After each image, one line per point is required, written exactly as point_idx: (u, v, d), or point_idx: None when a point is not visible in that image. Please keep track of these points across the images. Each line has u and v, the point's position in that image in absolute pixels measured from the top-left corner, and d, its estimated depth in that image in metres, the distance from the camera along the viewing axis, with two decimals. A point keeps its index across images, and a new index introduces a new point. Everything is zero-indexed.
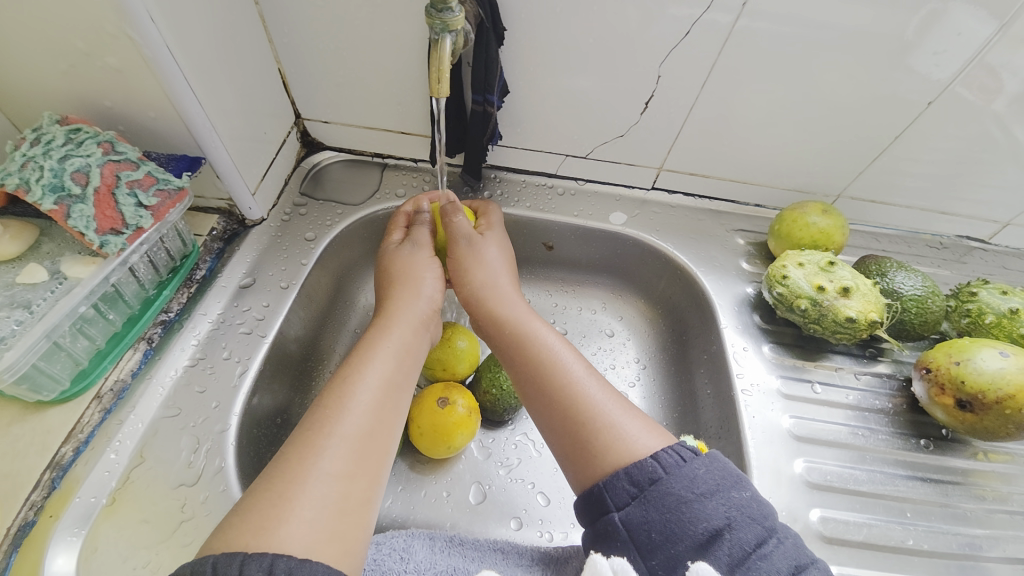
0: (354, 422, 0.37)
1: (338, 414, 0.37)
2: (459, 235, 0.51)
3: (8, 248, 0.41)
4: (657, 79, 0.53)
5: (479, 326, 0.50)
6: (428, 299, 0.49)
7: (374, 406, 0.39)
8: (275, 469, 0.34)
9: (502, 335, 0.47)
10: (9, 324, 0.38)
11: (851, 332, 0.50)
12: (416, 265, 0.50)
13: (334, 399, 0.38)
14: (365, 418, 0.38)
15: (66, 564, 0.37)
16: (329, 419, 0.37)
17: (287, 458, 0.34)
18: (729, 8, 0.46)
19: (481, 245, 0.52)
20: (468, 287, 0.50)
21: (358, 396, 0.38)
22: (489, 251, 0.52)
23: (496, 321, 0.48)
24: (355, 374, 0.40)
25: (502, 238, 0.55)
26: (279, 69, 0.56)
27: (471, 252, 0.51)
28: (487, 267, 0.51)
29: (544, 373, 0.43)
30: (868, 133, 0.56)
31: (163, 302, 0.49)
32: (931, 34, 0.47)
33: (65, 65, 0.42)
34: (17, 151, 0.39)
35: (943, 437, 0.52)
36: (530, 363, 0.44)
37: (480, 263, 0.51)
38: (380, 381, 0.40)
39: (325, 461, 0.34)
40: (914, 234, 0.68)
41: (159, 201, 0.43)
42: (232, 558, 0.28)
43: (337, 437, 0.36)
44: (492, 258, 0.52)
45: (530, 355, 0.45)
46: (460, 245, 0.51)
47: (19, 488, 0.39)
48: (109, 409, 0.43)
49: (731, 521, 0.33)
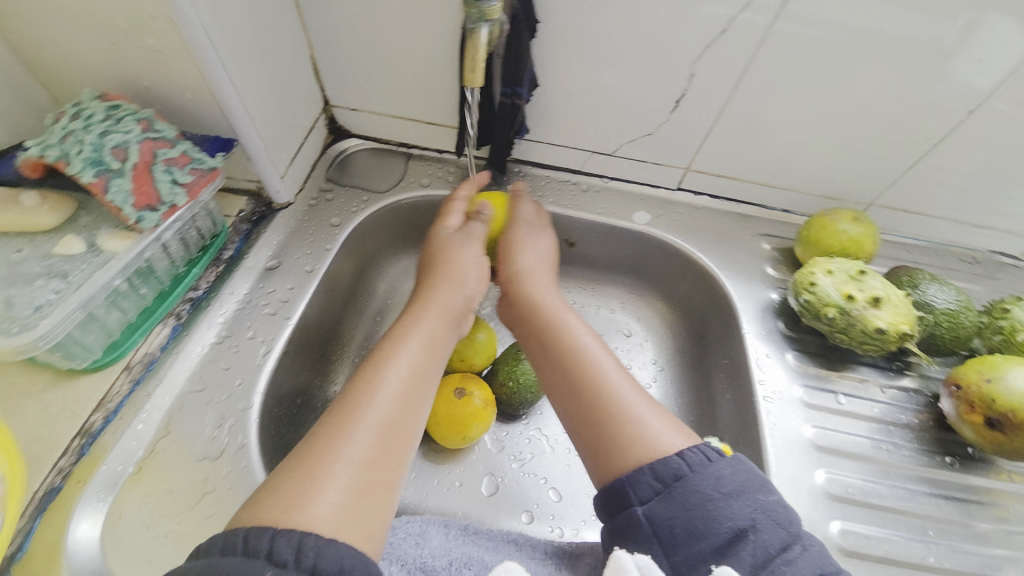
0: (382, 409, 0.37)
1: (371, 398, 0.38)
2: (521, 219, 0.56)
3: (46, 219, 0.41)
4: (690, 78, 0.52)
5: (514, 316, 0.51)
6: (468, 295, 0.49)
7: (402, 393, 0.39)
8: (308, 446, 0.35)
9: (535, 327, 0.48)
10: (46, 292, 0.39)
11: (879, 344, 0.49)
12: (461, 240, 0.52)
13: (368, 382, 0.39)
14: (392, 405, 0.38)
15: (90, 529, 0.38)
16: (360, 404, 0.37)
17: (318, 440, 0.35)
18: (767, 8, 0.46)
19: (536, 233, 0.55)
20: (513, 269, 0.52)
21: (390, 381, 0.39)
22: (538, 242, 0.55)
23: (532, 311, 0.49)
24: (386, 360, 0.41)
25: (551, 233, 0.57)
26: (311, 55, 0.56)
27: (529, 235, 0.55)
28: (536, 255, 0.54)
29: (575, 363, 0.44)
30: (905, 141, 0.54)
31: (192, 280, 0.50)
32: (971, 42, 0.45)
33: (106, 43, 0.42)
34: (58, 125, 0.40)
35: (968, 456, 0.50)
36: (560, 355, 0.45)
37: (528, 251, 0.53)
38: (409, 370, 0.41)
39: (354, 445, 0.35)
40: (948, 247, 0.65)
41: (193, 179, 0.44)
42: (262, 532, 0.30)
43: (367, 422, 0.36)
44: (541, 250, 0.54)
45: (562, 347, 0.45)
46: (519, 228, 0.55)
47: (49, 452, 0.40)
48: (138, 380, 0.45)
49: (756, 522, 0.33)
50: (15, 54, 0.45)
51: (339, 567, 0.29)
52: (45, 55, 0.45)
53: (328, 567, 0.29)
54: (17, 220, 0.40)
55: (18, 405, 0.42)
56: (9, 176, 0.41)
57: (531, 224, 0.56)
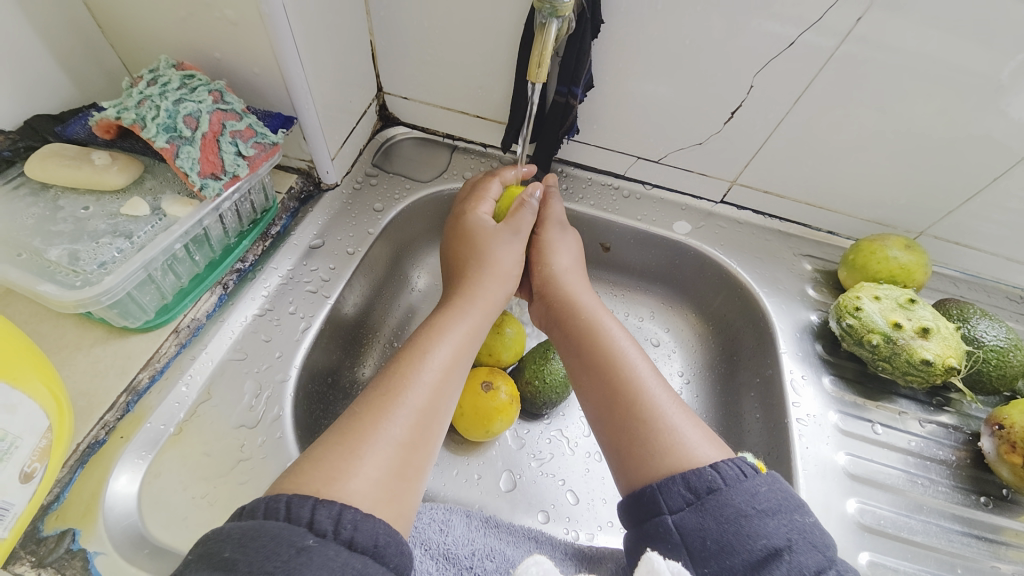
0: (422, 394, 0.38)
1: (412, 383, 0.38)
2: (552, 218, 0.55)
3: (115, 178, 0.43)
4: (748, 91, 0.52)
5: (549, 312, 0.51)
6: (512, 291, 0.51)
7: (440, 380, 0.39)
8: (347, 422, 0.35)
9: (572, 321, 0.48)
10: (111, 250, 0.40)
11: (924, 376, 0.49)
12: (502, 226, 0.52)
13: (409, 366, 0.39)
14: (430, 392, 0.38)
15: (129, 484, 0.40)
16: (402, 387, 0.37)
17: (359, 417, 0.35)
18: (834, 32, 0.45)
19: (566, 238, 0.55)
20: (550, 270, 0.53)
21: (431, 368, 0.39)
22: (570, 243, 0.55)
23: (568, 310, 0.49)
24: (428, 347, 0.41)
25: (581, 240, 0.57)
26: (371, 40, 0.57)
27: (560, 236, 0.55)
28: (570, 254, 0.54)
29: (613, 363, 0.44)
30: (964, 174, 0.53)
31: (241, 252, 0.51)
32: None
33: (184, 13, 0.43)
34: (135, 89, 0.42)
35: (1002, 497, 0.49)
36: (594, 354, 0.45)
37: (567, 249, 0.54)
38: (449, 357, 0.41)
39: (394, 426, 0.35)
40: (994, 283, 0.63)
41: (255, 153, 0.45)
42: (305, 500, 0.30)
43: (407, 406, 0.36)
44: (574, 250, 0.55)
45: (598, 347, 0.45)
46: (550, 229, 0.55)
47: (95, 406, 0.41)
48: (184, 343, 0.46)
49: (792, 543, 0.32)
50: (92, 18, 0.46)
51: (374, 543, 0.29)
52: (123, 21, 0.46)
53: (364, 541, 0.29)
54: (86, 177, 0.42)
55: (69, 356, 0.43)
56: (83, 135, 0.44)
57: (566, 222, 0.57)
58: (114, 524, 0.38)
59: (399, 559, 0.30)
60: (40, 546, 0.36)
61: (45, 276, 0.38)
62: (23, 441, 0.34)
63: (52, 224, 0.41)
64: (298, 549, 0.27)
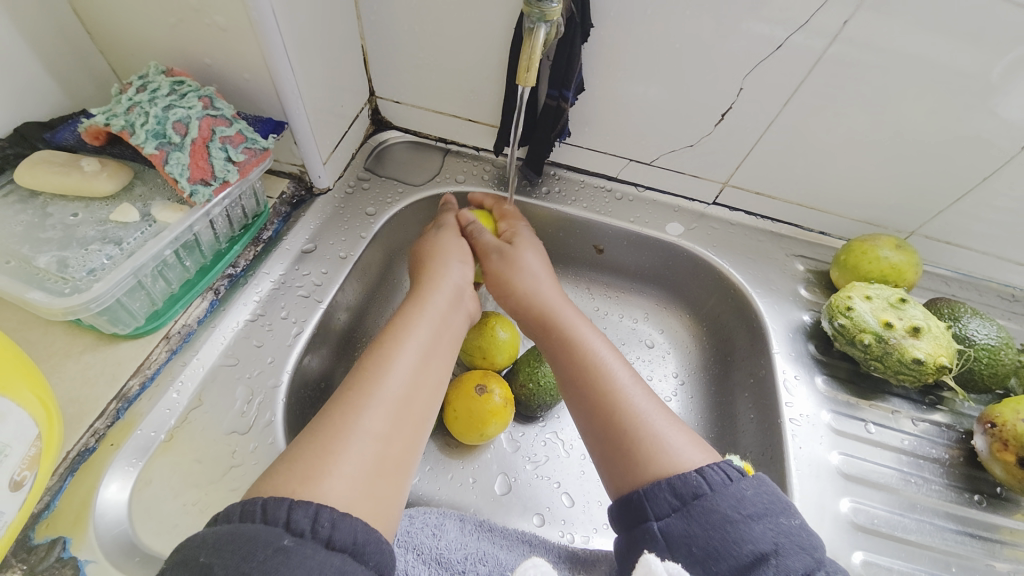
0: (394, 389, 0.38)
1: (383, 378, 0.38)
2: (488, 248, 0.54)
3: (104, 185, 0.43)
4: (739, 92, 0.52)
5: (529, 323, 0.51)
6: (458, 273, 0.51)
7: (412, 375, 0.40)
8: (321, 423, 0.35)
9: (551, 333, 0.49)
10: (100, 257, 0.40)
11: (916, 375, 0.49)
12: (452, 249, 0.53)
13: (378, 363, 0.39)
14: (403, 387, 0.38)
15: (119, 492, 0.39)
16: (372, 383, 0.38)
17: (334, 413, 0.36)
18: (822, 33, 0.45)
19: (515, 253, 0.54)
20: (515, 292, 0.52)
21: (401, 362, 0.40)
22: (525, 258, 0.54)
23: (547, 319, 0.50)
24: (397, 344, 0.41)
25: (538, 243, 0.56)
26: (362, 45, 0.57)
27: (506, 263, 0.53)
28: (526, 273, 0.53)
29: (591, 373, 0.44)
30: (954, 173, 0.53)
31: (232, 257, 0.51)
32: (1019, 79, 0.44)
33: (174, 19, 0.44)
34: (124, 95, 0.42)
35: (996, 495, 0.49)
36: (575, 363, 0.45)
37: (518, 271, 0.53)
38: (421, 353, 0.41)
39: (367, 421, 0.35)
40: (986, 282, 0.64)
41: (245, 158, 0.45)
42: (280, 501, 0.30)
43: (379, 399, 0.37)
44: (528, 265, 0.53)
45: (578, 357, 0.45)
46: (492, 258, 0.54)
47: (85, 413, 0.41)
48: (176, 349, 0.46)
49: (779, 547, 0.32)
50: (81, 25, 0.46)
51: (353, 540, 0.29)
52: (112, 28, 0.46)
53: (343, 539, 0.29)
54: (76, 183, 0.42)
55: (59, 364, 0.43)
56: (72, 142, 0.44)
57: (504, 243, 0.54)
58: (104, 532, 0.38)
59: (379, 558, 0.30)
60: (31, 554, 0.36)
61: (34, 283, 0.38)
62: (12, 449, 0.34)
63: (41, 231, 0.41)
64: (276, 549, 0.27)
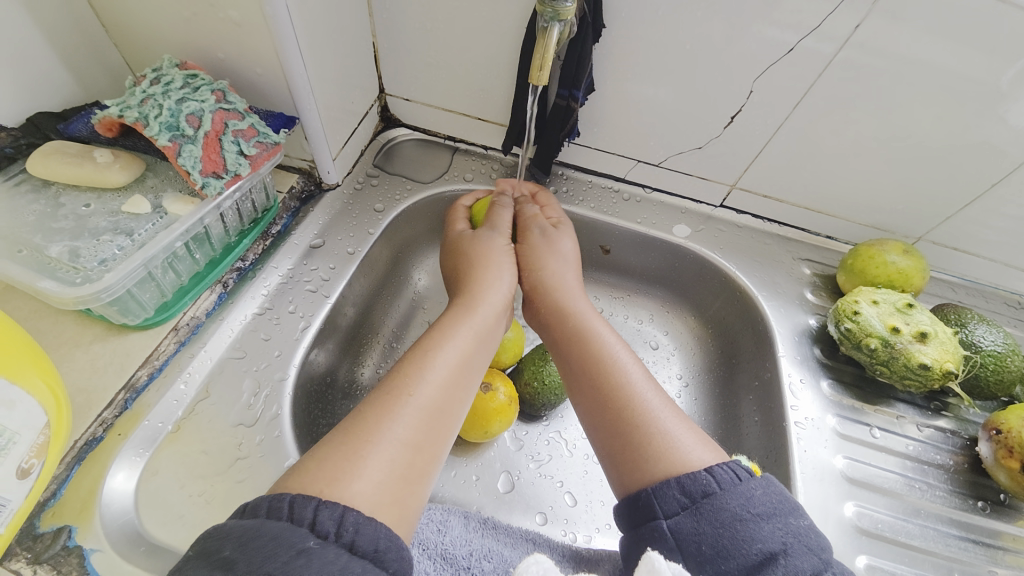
0: (427, 395, 0.38)
1: (418, 382, 0.38)
2: (533, 222, 0.55)
3: (117, 176, 0.43)
4: (748, 95, 0.52)
5: (541, 321, 0.51)
6: (507, 286, 0.50)
7: (445, 381, 0.39)
8: (351, 423, 0.35)
9: (567, 324, 0.48)
10: (112, 247, 0.40)
11: (922, 380, 0.49)
12: (489, 245, 0.52)
13: (414, 366, 0.39)
14: (436, 393, 0.38)
15: (126, 482, 0.39)
16: (407, 387, 0.37)
17: (364, 417, 0.35)
18: (833, 37, 0.45)
19: (555, 236, 0.54)
20: (540, 276, 0.52)
21: (437, 367, 0.39)
22: (561, 245, 0.54)
23: (566, 310, 0.49)
24: (433, 348, 0.41)
25: (574, 233, 0.57)
26: (374, 42, 0.57)
27: (544, 242, 0.54)
28: (559, 258, 0.53)
29: (603, 368, 0.44)
30: (962, 180, 0.53)
31: (241, 250, 0.51)
32: None
33: (188, 12, 0.44)
34: (138, 87, 0.42)
35: (1000, 502, 0.49)
36: (588, 358, 0.45)
37: (554, 253, 0.53)
38: (456, 359, 0.41)
39: (399, 426, 0.35)
40: (993, 289, 0.64)
41: (257, 152, 0.45)
42: (308, 501, 0.30)
43: (413, 406, 0.37)
44: (566, 252, 0.54)
45: (592, 352, 0.45)
46: (533, 233, 0.54)
47: (93, 403, 0.41)
48: (184, 341, 0.46)
49: (787, 547, 0.32)
50: (96, 17, 0.47)
51: (375, 547, 0.29)
52: (125, 21, 0.46)
53: (365, 545, 0.29)
54: (89, 174, 0.42)
55: (67, 353, 0.43)
56: (85, 133, 0.44)
57: (549, 225, 0.55)
58: (110, 521, 0.38)
59: (399, 564, 0.30)
60: (36, 542, 0.36)
61: (45, 272, 0.38)
62: (21, 437, 0.34)
63: (53, 220, 0.41)
64: (298, 551, 0.27)
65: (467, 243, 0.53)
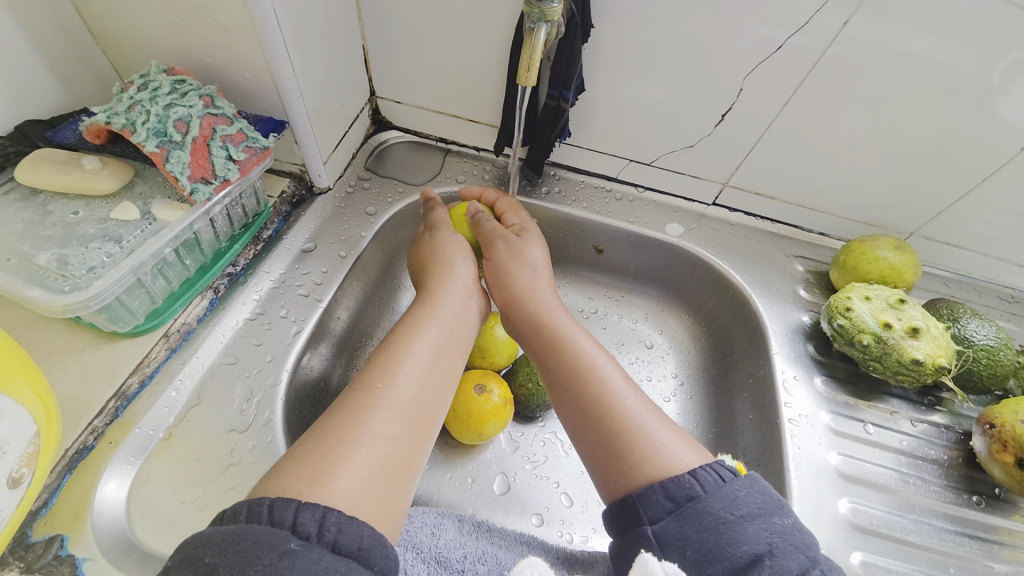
0: (403, 391, 0.38)
1: (392, 379, 0.38)
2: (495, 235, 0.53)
3: (105, 183, 0.43)
4: (738, 93, 0.52)
5: (516, 327, 0.50)
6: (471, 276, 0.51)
7: (420, 377, 0.39)
8: (327, 424, 0.35)
9: (541, 334, 0.48)
10: (100, 255, 0.40)
11: (915, 375, 0.49)
12: (455, 246, 0.52)
13: (386, 364, 0.39)
14: (411, 387, 0.38)
15: (118, 490, 0.39)
16: (380, 386, 0.37)
17: (337, 415, 0.36)
18: (822, 34, 0.45)
19: (522, 245, 0.53)
20: (511, 290, 0.51)
21: (410, 364, 0.39)
22: (528, 253, 0.53)
23: (535, 321, 0.48)
24: (406, 347, 0.41)
25: (542, 239, 0.56)
26: (363, 45, 0.57)
27: (511, 252, 0.52)
28: (529, 267, 0.52)
29: (581, 375, 0.43)
30: (952, 175, 0.53)
31: (232, 255, 0.51)
32: (1018, 81, 0.45)
33: (176, 18, 0.44)
34: (125, 93, 0.42)
35: (996, 496, 0.49)
36: (565, 366, 0.44)
37: (520, 263, 0.52)
38: (429, 355, 0.41)
39: (376, 423, 0.35)
40: (986, 283, 0.64)
41: (246, 157, 0.45)
42: (287, 503, 0.30)
43: (389, 403, 0.37)
44: (534, 262, 0.52)
45: (567, 359, 0.45)
46: (498, 246, 0.53)
47: (83, 412, 0.41)
48: (175, 348, 0.46)
49: (773, 547, 0.32)
50: (84, 24, 0.47)
51: (359, 545, 0.29)
52: (112, 27, 0.46)
53: (348, 544, 0.29)
54: (77, 181, 0.42)
55: (58, 361, 0.43)
56: (73, 140, 0.44)
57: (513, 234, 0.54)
58: (102, 530, 0.38)
59: (383, 563, 0.30)
60: (29, 551, 0.36)
61: (34, 281, 0.38)
62: (11, 446, 0.34)
63: (41, 228, 0.41)
64: (281, 552, 0.27)
65: (429, 243, 0.53)
